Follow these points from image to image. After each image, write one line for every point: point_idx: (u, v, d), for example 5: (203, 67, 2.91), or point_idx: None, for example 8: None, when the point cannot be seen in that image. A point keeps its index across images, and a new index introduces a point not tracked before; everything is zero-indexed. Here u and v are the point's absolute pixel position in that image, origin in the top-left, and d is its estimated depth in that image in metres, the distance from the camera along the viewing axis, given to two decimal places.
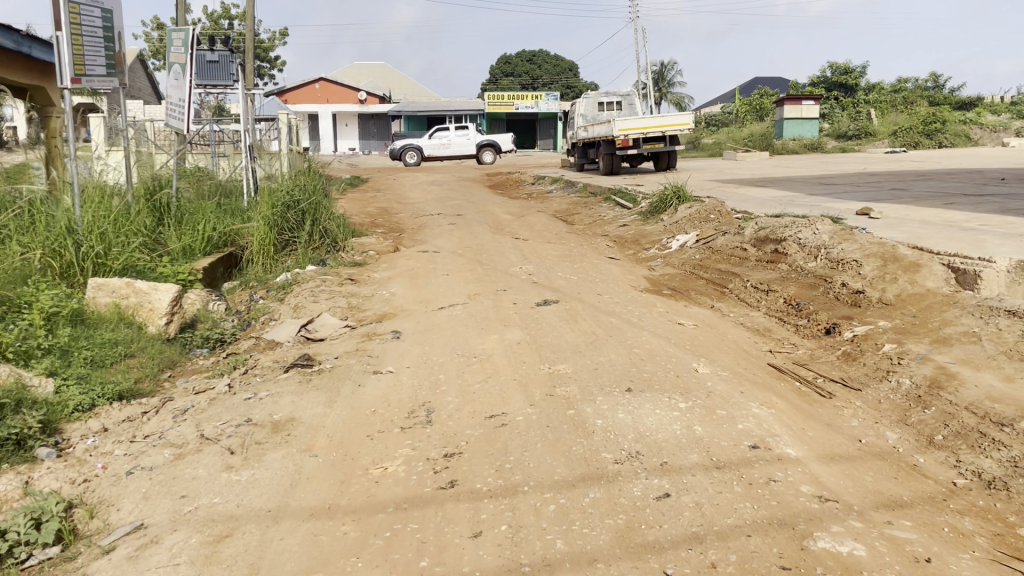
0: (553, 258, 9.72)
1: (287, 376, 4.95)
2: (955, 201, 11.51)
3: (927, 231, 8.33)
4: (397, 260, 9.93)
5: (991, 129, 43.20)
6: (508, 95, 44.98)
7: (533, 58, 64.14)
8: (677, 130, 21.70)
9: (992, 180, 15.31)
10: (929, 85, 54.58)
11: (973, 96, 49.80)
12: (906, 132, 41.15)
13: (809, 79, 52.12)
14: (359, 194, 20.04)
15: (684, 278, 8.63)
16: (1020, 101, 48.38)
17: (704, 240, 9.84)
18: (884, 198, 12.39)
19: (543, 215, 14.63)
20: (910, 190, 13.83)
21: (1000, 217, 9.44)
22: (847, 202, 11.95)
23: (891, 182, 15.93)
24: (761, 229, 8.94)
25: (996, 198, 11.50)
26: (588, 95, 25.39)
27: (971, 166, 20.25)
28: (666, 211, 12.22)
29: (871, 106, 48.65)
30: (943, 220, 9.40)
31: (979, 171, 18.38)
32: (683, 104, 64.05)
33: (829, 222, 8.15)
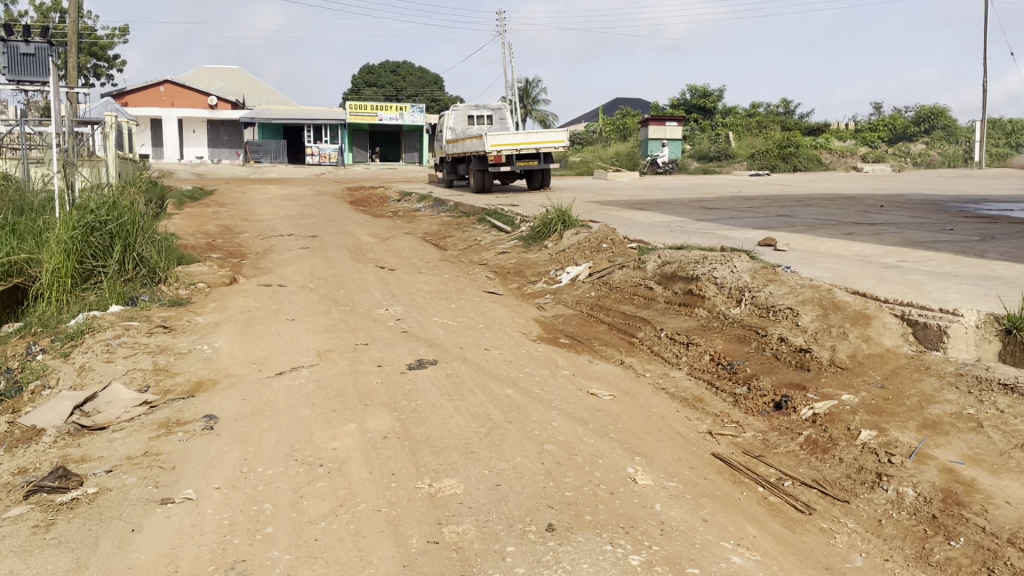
0: (426, 295, 8.20)
1: (17, 520, 3.24)
2: (848, 231, 10.88)
3: (847, 269, 7.41)
4: (232, 296, 8.10)
5: (838, 154, 45.31)
6: (372, 106, 43.01)
7: (397, 69, 62.48)
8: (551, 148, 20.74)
9: (869, 208, 15.08)
10: (779, 111, 57.02)
11: (820, 123, 52.35)
12: (761, 156, 42.49)
13: (669, 100, 53.14)
14: (200, 209, 17.78)
15: (582, 322, 7.34)
16: (861, 129, 51.26)
17: (598, 274, 8.60)
18: (776, 226, 11.66)
19: (411, 238, 13.06)
20: (796, 216, 13.26)
21: (907, 250, 8.75)
22: (741, 232, 11.10)
23: (773, 207, 15.45)
24: (666, 264, 7.78)
25: (889, 229, 10.96)
26: (458, 107, 23.99)
27: (839, 191, 20.32)
28: (550, 237, 10.98)
29: (728, 129, 50.16)
30: (853, 254, 8.59)
31: (849, 196, 18.38)
32: (548, 121, 64.16)
33: (746, 259, 7.07)
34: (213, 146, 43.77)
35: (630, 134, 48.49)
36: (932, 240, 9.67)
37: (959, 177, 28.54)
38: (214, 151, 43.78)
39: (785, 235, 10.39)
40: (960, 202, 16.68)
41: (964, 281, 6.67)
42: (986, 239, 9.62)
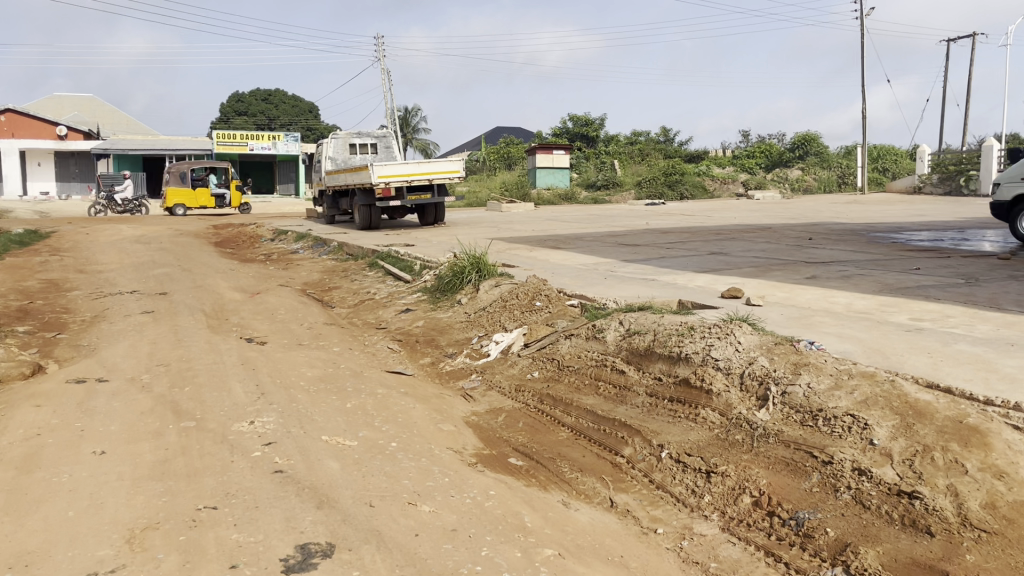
0: (310, 386, 5.98)
1: None
2: (808, 272, 9.37)
3: (867, 337, 5.72)
4: (22, 404, 5.57)
5: (721, 181, 45.53)
6: (241, 136, 39.83)
7: (269, 97, 59.19)
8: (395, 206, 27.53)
9: (798, 241, 13.81)
10: (659, 139, 57.19)
11: (700, 150, 52.88)
12: (649, 183, 42.01)
13: (552, 128, 52.22)
14: (24, 260, 14.65)
15: (532, 422, 5.32)
16: (739, 155, 52.10)
17: (539, 346, 6.61)
18: (722, 269, 10.04)
19: (286, 292, 10.68)
20: (732, 254, 11.76)
21: (904, 300, 7.23)
22: (688, 277, 9.41)
23: (696, 242, 14.02)
24: (635, 333, 5.89)
25: (852, 270, 9.53)
26: (337, 135, 21.66)
27: (749, 220, 19.31)
28: (464, 292, 8.93)
29: (613, 156, 49.78)
30: (847, 309, 6.97)
31: (765, 227, 17.26)
32: (429, 151, 62.31)
33: (749, 331, 5.26)
34: (61, 180, 39.32)
35: (515, 163, 47.22)
36: (915, 285, 8.23)
37: (848, 202, 28.46)
38: (62, 187, 39.32)
39: (744, 282, 8.75)
40: (882, 232, 15.75)
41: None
42: (975, 282, 8.27)
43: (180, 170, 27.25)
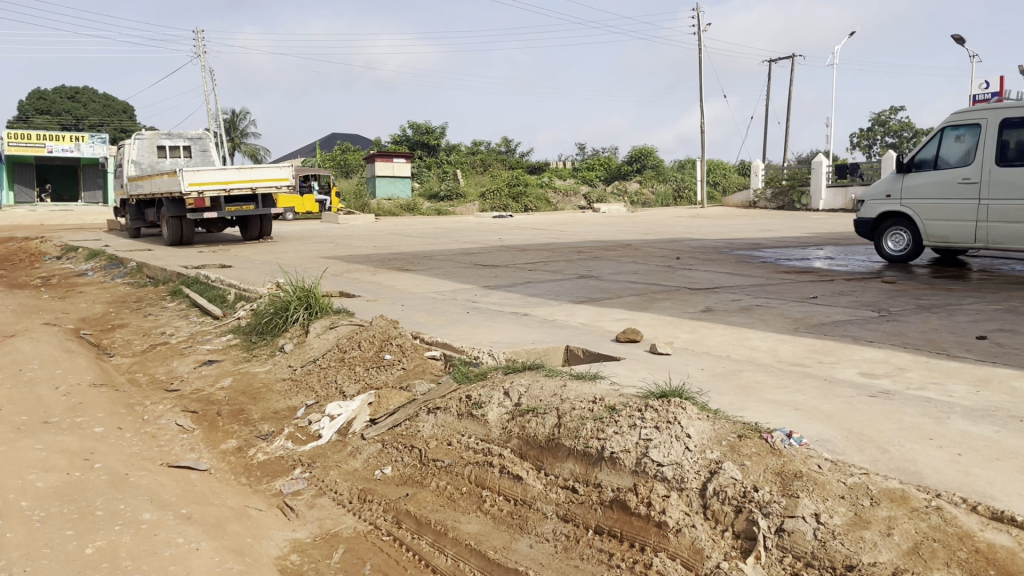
0: (33, 514, 3.86)
1: None
2: (702, 303, 8.09)
3: (829, 409, 4.30)
4: None
5: (563, 193, 45.21)
6: (37, 135, 35.04)
7: (76, 95, 53.38)
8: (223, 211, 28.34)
9: (668, 261, 12.71)
10: (501, 149, 56.52)
11: (541, 162, 52.58)
12: (493, 195, 40.88)
13: (392, 136, 50.03)
14: None
15: (387, 564, 3.49)
16: (580, 167, 52.24)
17: (390, 425, 4.78)
18: (602, 299, 8.59)
19: (52, 334, 8.20)
20: (605, 279, 10.40)
21: (834, 345, 5.98)
22: (566, 311, 7.86)
23: (559, 262, 12.64)
24: (529, 412, 4.19)
25: (747, 299, 8.34)
26: (143, 136, 18.73)
27: (606, 236, 18.27)
28: (290, 336, 6.92)
29: (455, 166, 48.41)
30: (774, 357, 5.63)
31: (624, 243, 16.20)
32: (259, 157, 58.45)
33: (696, 414, 3.71)
34: None
35: (353, 171, 44.77)
36: (829, 320, 7.09)
37: (692, 216, 28.42)
38: None
39: (635, 319, 7.30)
40: (743, 249, 15.06)
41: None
42: (892, 316, 7.24)
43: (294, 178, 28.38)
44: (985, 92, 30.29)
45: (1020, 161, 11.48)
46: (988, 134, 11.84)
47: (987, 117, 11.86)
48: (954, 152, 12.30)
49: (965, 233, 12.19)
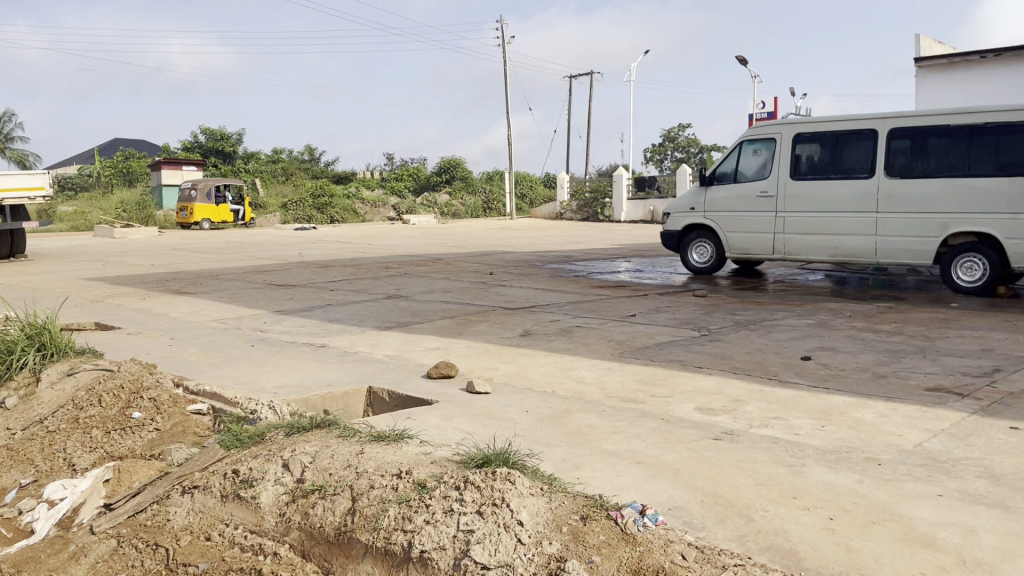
0: None
1: None
2: (520, 326, 7.41)
3: (676, 460, 3.66)
4: None
5: (371, 204, 43.82)
6: None
7: None
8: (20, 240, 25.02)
9: (480, 277, 12.03)
10: (305, 158, 54.15)
11: (348, 172, 50.86)
12: (296, 206, 38.83)
13: (181, 142, 46.30)
14: None
15: None
16: (387, 178, 51.06)
17: (129, 513, 3.60)
18: (411, 324, 7.68)
19: None
20: (414, 299, 9.51)
21: (665, 373, 5.45)
22: (370, 340, 6.88)
23: (363, 281, 11.59)
24: (315, 492, 3.23)
25: (567, 319, 7.76)
26: None
27: (413, 251, 17.38)
28: (12, 387, 5.45)
29: (255, 175, 45.63)
30: (605, 391, 5.00)
31: (434, 258, 15.37)
32: (24, 162, 52.08)
33: (528, 489, 2.93)
34: None
35: (137, 179, 40.84)
36: (653, 341, 6.62)
37: (502, 228, 28.13)
38: None
39: (449, 348, 6.46)
40: (555, 263, 14.72)
41: (930, 476, 3.38)
42: (715, 334, 6.90)
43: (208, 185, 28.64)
44: (761, 111, 32.56)
45: (812, 175, 11.92)
46: (783, 148, 12.22)
47: (781, 133, 12.25)
48: (752, 166, 12.60)
49: (764, 245, 12.48)
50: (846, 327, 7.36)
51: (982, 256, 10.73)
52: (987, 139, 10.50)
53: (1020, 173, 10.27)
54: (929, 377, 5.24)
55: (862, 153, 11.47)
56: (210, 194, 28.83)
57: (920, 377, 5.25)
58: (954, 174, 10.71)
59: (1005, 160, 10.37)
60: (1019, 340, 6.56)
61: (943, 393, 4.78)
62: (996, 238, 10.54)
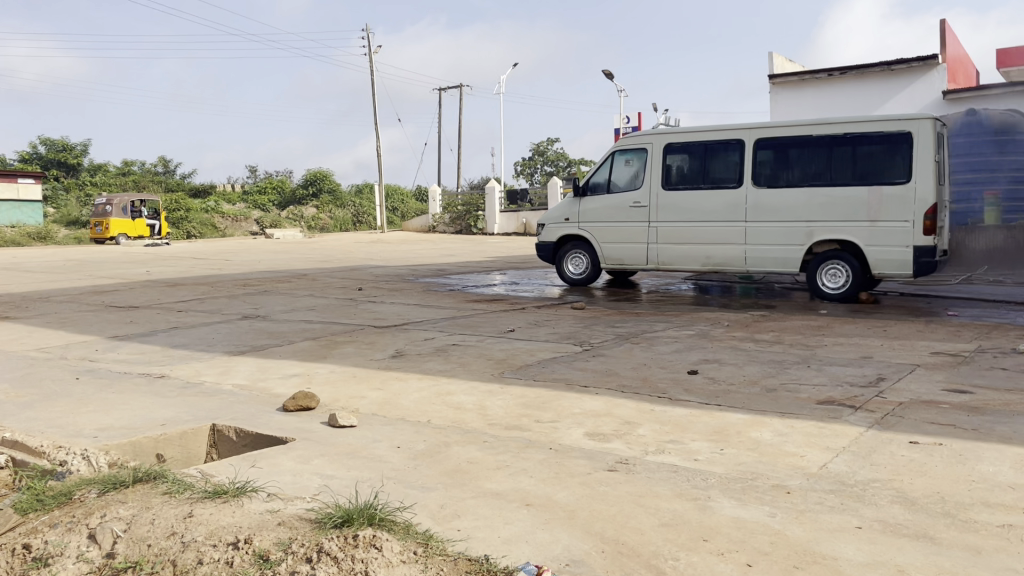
0: None
1: None
2: (391, 346, 6.82)
3: (569, 500, 3.20)
4: None
5: (232, 219, 41.75)
6: None
7: None
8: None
9: (348, 294, 11.30)
10: (159, 171, 51.13)
11: (207, 186, 48.38)
12: None
13: (17, 152, 42.65)
14: None
15: None
16: (250, 191, 48.92)
17: None
18: (269, 347, 6.94)
19: None
20: (274, 319, 8.72)
21: (549, 394, 5.01)
22: (220, 368, 6.11)
23: (217, 300, 10.63)
24: (128, 572, 2.58)
25: (441, 337, 7.23)
26: None
27: (276, 267, 16.37)
28: None
29: (102, 189, 42.60)
30: (485, 418, 4.50)
31: (299, 275, 14.46)
32: None
33: (402, 560, 2.41)
34: None
35: None
36: (534, 358, 6.19)
37: (372, 242, 27.24)
38: None
39: (310, 374, 5.79)
40: (428, 277, 14.14)
41: (844, 505, 3.07)
42: (597, 349, 6.55)
43: (123, 202, 27.85)
44: (627, 125, 33.21)
45: (683, 185, 11.94)
46: (654, 158, 12.20)
47: (652, 143, 12.22)
48: (625, 176, 12.52)
49: (638, 255, 12.38)
50: (727, 337, 7.20)
51: (845, 264, 10.97)
52: (846, 149, 10.80)
53: (877, 182, 10.60)
54: (818, 389, 5.06)
55: (731, 163, 11.58)
56: (124, 210, 28.32)
57: (809, 389, 5.06)
58: (817, 183, 10.96)
59: (863, 169, 10.69)
60: (894, 346, 6.56)
61: (836, 405, 4.58)
62: (857, 245, 10.84)
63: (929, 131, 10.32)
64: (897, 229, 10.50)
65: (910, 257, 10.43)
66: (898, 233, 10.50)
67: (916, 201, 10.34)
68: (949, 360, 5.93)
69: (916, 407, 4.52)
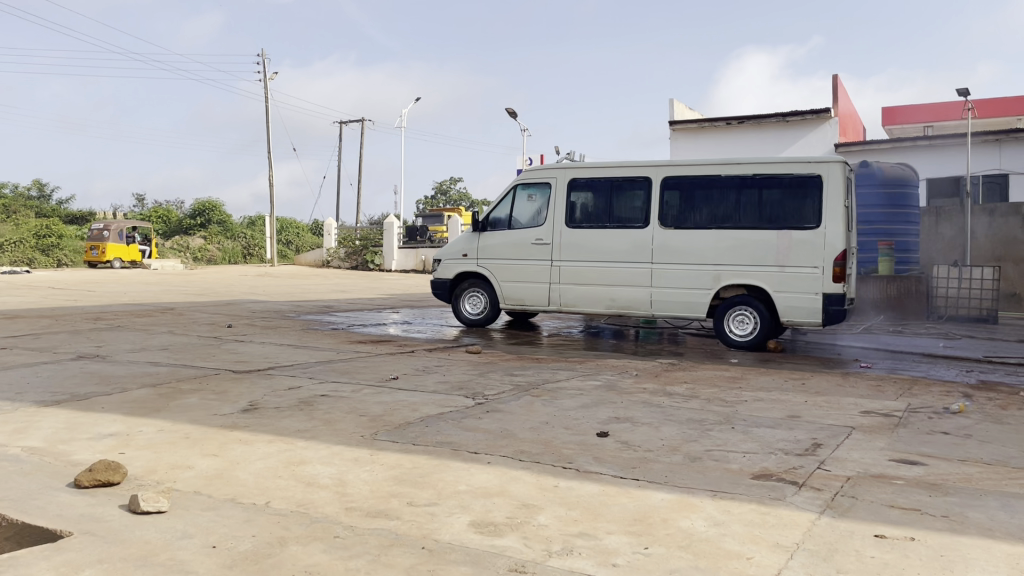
0: None
1: None
2: (246, 397, 5.68)
3: None
4: None
5: None
6: None
7: None
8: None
9: (216, 332, 10.02)
10: (32, 194, 47.68)
11: (86, 210, 45.38)
12: (13, 246, 33.58)
13: None
14: None
15: None
16: (133, 218, 46.15)
17: None
18: (94, 396, 5.68)
19: None
20: (115, 359, 7.40)
21: (429, 462, 4.04)
22: (17, 423, 4.83)
23: (55, 336, 9.15)
24: None
25: (310, 386, 6.13)
26: None
27: (142, 299, 14.79)
28: None
29: None
30: (343, 499, 3.47)
31: (164, 308, 12.96)
32: None
33: None
34: None
35: None
36: (416, 413, 5.20)
37: (258, 276, 25.59)
38: None
39: (132, 432, 4.61)
40: (311, 314, 12.94)
41: None
42: (491, 401, 5.62)
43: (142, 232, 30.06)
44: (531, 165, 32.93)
45: (587, 223, 11.27)
46: (558, 194, 11.51)
47: (557, 178, 11.55)
48: (527, 212, 11.77)
49: (540, 296, 11.58)
50: (636, 388, 6.40)
51: (754, 310, 10.45)
52: (755, 191, 10.38)
53: (787, 226, 10.20)
54: (749, 457, 4.27)
55: (638, 202, 11.00)
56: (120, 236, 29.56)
57: (738, 457, 4.27)
58: (726, 225, 10.48)
59: (773, 212, 10.27)
60: (819, 403, 5.91)
61: (775, 481, 3.79)
62: (766, 291, 10.36)
63: (838, 175, 10.01)
64: (806, 275, 10.08)
65: (820, 305, 10.01)
66: (808, 280, 10.08)
67: (826, 247, 9.97)
68: (882, 422, 5.30)
69: (866, 484, 3.78)
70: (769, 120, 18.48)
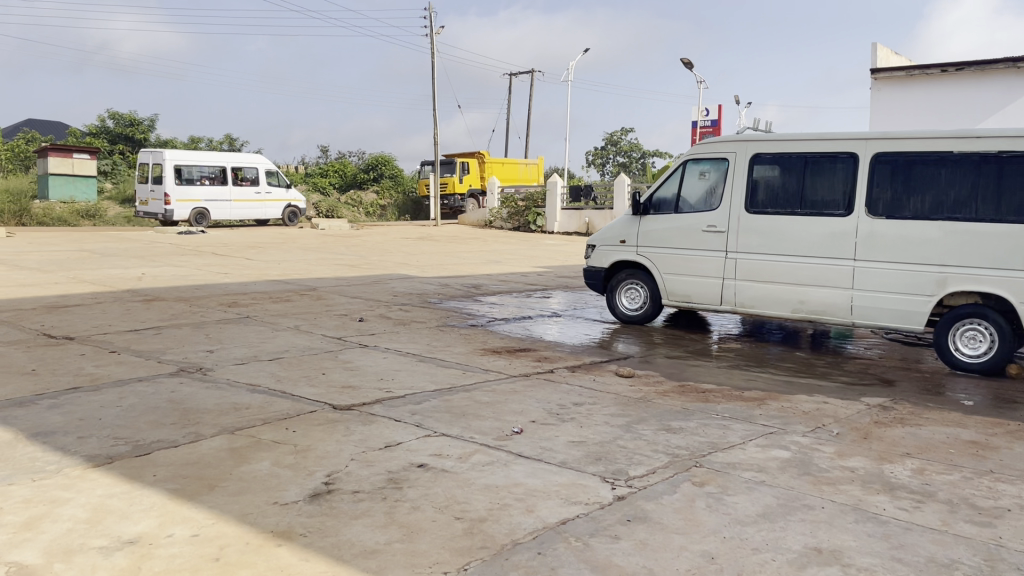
0: None
1: None
2: (327, 465, 4.52)
3: None
4: None
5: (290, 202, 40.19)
6: None
7: None
8: (275, 212, 27.92)
9: (345, 329, 9.07)
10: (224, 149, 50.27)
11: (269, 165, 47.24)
12: None
13: (86, 126, 42.00)
14: None
15: None
16: (312, 172, 47.56)
17: None
18: (156, 451, 4.71)
19: None
20: (214, 379, 6.49)
21: None
22: (40, 503, 3.89)
23: (177, 331, 8.49)
24: None
25: (411, 445, 4.88)
26: None
27: (292, 274, 14.30)
28: None
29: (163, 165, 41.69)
30: None
31: (306, 289, 12.24)
32: None
33: None
34: None
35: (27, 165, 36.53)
36: (530, 520, 3.82)
37: (419, 239, 24.98)
38: None
39: (157, 540, 3.52)
40: (454, 300, 11.84)
41: None
42: (636, 496, 4.13)
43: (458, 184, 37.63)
44: (706, 119, 30.38)
45: (772, 207, 9.34)
46: (737, 171, 9.64)
47: (736, 152, 9.67)
48: (698, 191, 9.98)
49: (709, 292, 9.81)
50: (842, 471, 4.67)
51: (991, 324, 8.18)
52: (998, 171, 8.05)
53: None
54: None
55: (837, 182, 8.93)
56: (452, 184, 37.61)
57: None
58: (956, 214, 8.24)
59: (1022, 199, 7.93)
60: None
61: None
62: (1008, 302, 8.06)
63: None
64: None
65: None
66: None
67: None
68: None
69: None
70: (995, 67, 15.33)
